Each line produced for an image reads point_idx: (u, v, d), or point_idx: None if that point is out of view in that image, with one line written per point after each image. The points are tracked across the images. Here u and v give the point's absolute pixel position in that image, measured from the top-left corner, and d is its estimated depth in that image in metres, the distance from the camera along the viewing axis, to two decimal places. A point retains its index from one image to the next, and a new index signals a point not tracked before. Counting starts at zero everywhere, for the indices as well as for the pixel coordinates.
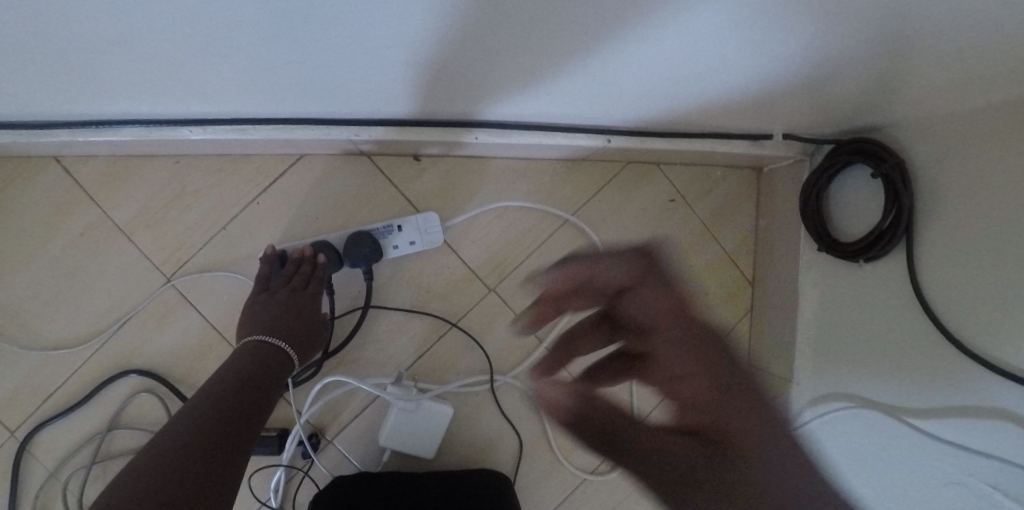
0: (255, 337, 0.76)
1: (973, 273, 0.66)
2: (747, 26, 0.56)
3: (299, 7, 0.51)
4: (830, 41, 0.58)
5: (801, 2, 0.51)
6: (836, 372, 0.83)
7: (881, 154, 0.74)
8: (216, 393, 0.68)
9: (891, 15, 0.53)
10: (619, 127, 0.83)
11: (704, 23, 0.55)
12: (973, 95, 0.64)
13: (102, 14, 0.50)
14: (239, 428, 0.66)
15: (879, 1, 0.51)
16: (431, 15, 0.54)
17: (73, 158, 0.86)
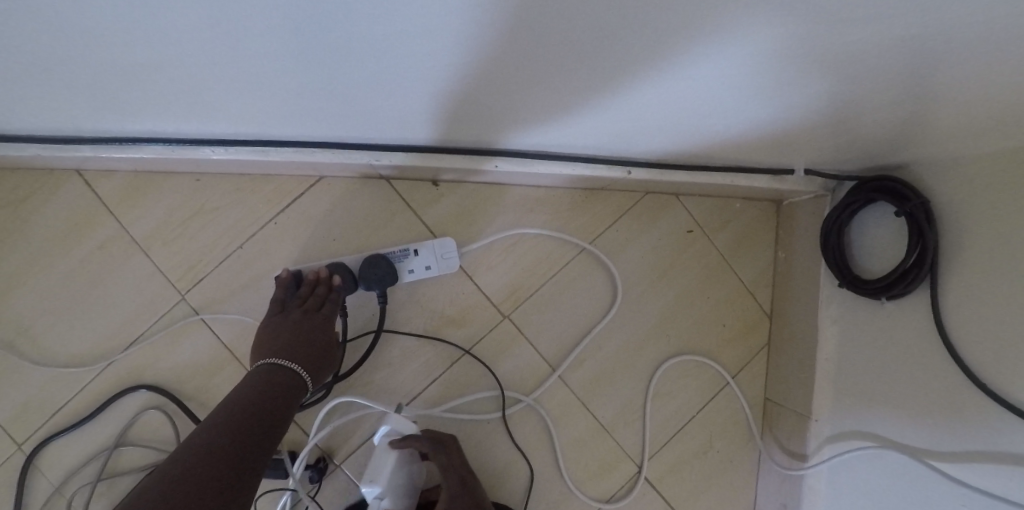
0: (269, 359, 0.74)
1: (1001, 316, 0.65)
2: (770, 68, 0.56)
3: (326, 35, 0.52)
4: (854, 82, 0.58)
5: (824, 45, 0.52)
6: (855, 410, 0.81)
7: (904, 193, 0.73)
8: (234, 406, 0.67)
9: (914, 58, 0.53)
10: (639, 159, 0.83)
11: (728, 60, 0.55)
12: (998, 137, 0.64)
13: (134, 36, 0.51)
14: (257, 437, 0.65)
15: (901, 47, 0.51)
16: (456, 46, 0.54)
17: (95, 172, 0.87)
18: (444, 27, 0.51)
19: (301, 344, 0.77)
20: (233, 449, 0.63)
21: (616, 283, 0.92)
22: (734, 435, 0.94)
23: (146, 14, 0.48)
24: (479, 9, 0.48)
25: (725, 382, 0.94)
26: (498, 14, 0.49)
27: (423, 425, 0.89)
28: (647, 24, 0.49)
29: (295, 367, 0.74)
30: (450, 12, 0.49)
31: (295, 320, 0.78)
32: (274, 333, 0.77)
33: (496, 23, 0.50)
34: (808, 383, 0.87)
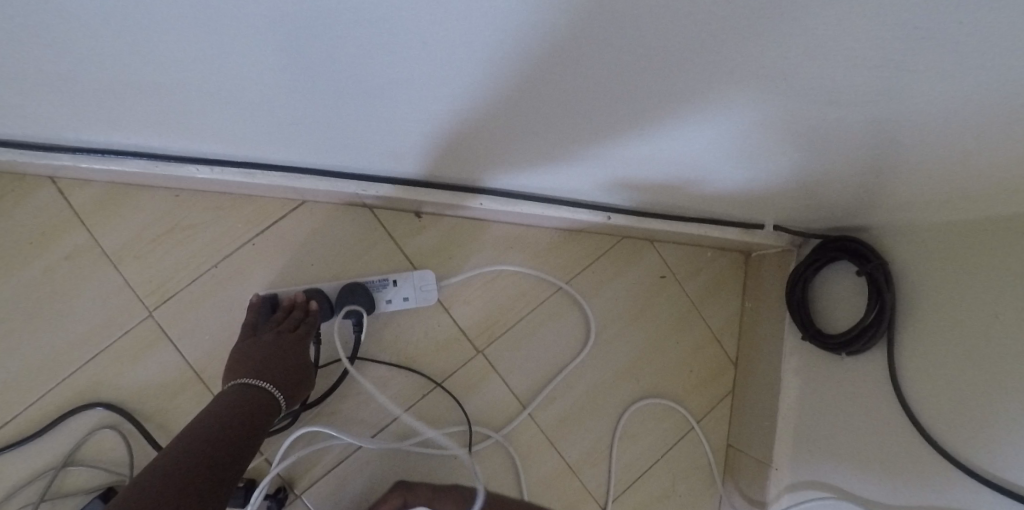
0: (242, 380, 0.72)
1: (952, 377, 0.69)
2: (750, 133, 0.60)
3: (329, 73, 0.53)
4: (825, 152, 0.62)
5: (801, 118, 0.55)
6: (814, 460, 0.84)
7: (866, 254, 0.77)
8: (222, 410, 0.67)
9: (879, 138, 0.57)
10: (620, 206, 0.86)
11: (716, 124, 0.58)
12: (950, 210, 0.69)
13: (133, 62, 0.51)
14: (244, 443, 0.65)
15: (867, 127, 0.55)
16: (461, 91, 0.56)
17: (69, 181, 0.85)
18: (452, 74, 0.53)
19: (274, 365, 0.75)
20: (222, 450, 0.62)
21: (590, 323, 0.94)
22: (696, 480, 0.96)
23: (147, 43, 0.48)
24: (489, 62, 0.50)
25: (690, 426, 0.96)
26: (507, 69, 0.51)
27: (389, 458, 0.88)
28: (646, 87, 0.52)
29: (268, 387, 0.72)
30: (460, 62, 0.51)
31: (268, 344, 0.77)
32: (246, 356, 0.75)
33: (503, 76, 0.53)
34: (770, 431, 0.90)
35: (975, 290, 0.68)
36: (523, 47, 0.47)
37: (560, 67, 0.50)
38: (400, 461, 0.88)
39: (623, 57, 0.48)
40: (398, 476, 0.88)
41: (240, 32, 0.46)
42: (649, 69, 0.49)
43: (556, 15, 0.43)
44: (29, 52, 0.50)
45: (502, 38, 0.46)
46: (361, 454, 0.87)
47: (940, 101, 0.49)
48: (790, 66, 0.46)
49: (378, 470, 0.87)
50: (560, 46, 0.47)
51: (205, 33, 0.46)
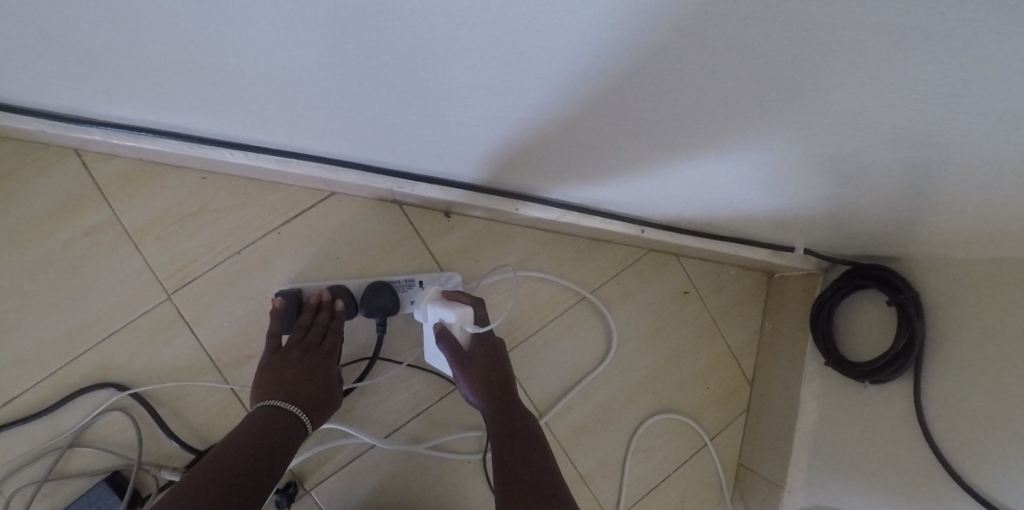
0: (268, 402, 0.70)
1: (977, 413, 0.69)
2: (802, 162, 0.60)
3: (389, 74, 0.52)
4: (872, 187, 0.62)
5: (858, 153, 0.55)
6: (829, 485, 0.84)
7: (897, 285, 0.77)
8: (249, 424, 0.68)
9: (930, 177, 0.57)
10: (652, 221, 0.85)
11: (771, 150, 0.58)
12: (987, 250, 0.69)
13: (195, 47, 0.50)
14: (272, 440, 0.67)
15: (922, 167, 0.55)
16: (518, 102, 0.55)
17: (94, 154, 0.83)
18: (515, 86, 0.52)
19: (301, 383, 0.73)
20: (249, 450, 0.64)
21: (611, 335, 0.93)
22: (705, 497, 0.96)
23: (213, 33, 0.47)
24: (559, 79, 0.50)
25: (703, 443, 0.96)
26: (571, 84, 0.50)
27: (401, 459, 0.86)
28: (710, 113, 0.52)
29: (294, 408, 0.71)
30: (525, 75, 0.50)
31: (298, 359, 0.75)
32: (276, 369, 0.74)
33: (565, 91, 0.52)
34: (784, 454, 0.90)
35: (1008, 328, 0.68)
36: (593, 65, 0.47)
37: (627, 86, 0.49)
38: (412, 463, 0.87)
39: (694, 86, 0.47)
40: (409, 477, 0.86)
41: (308, 27, 0.45)
42: (720, 98, 0.49)
43: (636, 38, 0.42)
44: (84, 27, 0.48)
45: (575, 56, 0.46)
46: (373, 454, 0.86)
47: (1006, 149, 0.49)
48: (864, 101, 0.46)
49: (390, 470, 0.86)
50: (632, 67, 0.46)
51: (270, 26, 0.45)
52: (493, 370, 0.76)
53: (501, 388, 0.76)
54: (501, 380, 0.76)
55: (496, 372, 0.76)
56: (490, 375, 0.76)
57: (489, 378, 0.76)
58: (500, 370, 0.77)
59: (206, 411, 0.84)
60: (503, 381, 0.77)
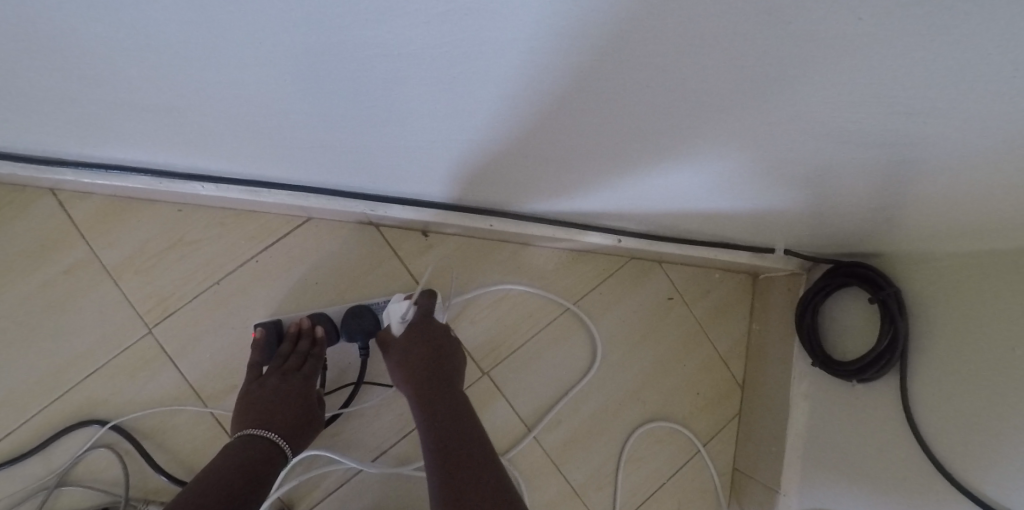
0: (248, 430, 0.71)
1: (964, 406, 0.68)
2: (764, 164, 0.60)
3: (345, 97, 0.52)
4: (837, 185, 0.62)
5: (818, 152, 0.55)
6: (823, 487, 0.83)
7: (878, 281, 0.76)
8: (230, 449, 0.69)
9: (893, 172, 0.57)
10: (629, 229, 0.85)
11: (731, 154, 0.58)
12: (964, 242, 0.68)
13: (150, 82, 0.50)
14: (255, 463, 0.67)
15: (883, 162, 0.55)
16: (476, 117, 0.55)
17: (70, 193, 0.83)
18: (469, 101, 0.52)
19: (279, 409, 0.73)
20: (233, 472, 0.65)
21: (597, 346, 0.92)
22: (701, 504, 0.95)
23: (164, 67, 0.47)
24: (511, 91, 0.50)
25: (696, 449, 0.95)
26: (524, 97, 0.50)
27: (390, 482, 0.86)
28: (666, 118, 0.51)
29: (273, 434, 0.71)
30: (478, 89, 0.50)
31: (276, 385, 0.75)
32: (254, 399, 0.74)
33: (520, 103, 0.52)
34: (777, 457, 0.89)
35: (989, 319, 0.67)
36: (542, 77, 0.47)
37: (579, 96, 0.49)
38: (401, 485, 0.86)
39: (646, 92, 0.47)
40: (399, 500, 0.86)
41: (255, 55, 0.45)
42: (671, 103, 0.49)
43: (579, 48, 0.42)
44: (37, 68, 0.49)
45: (522, 68, 0.46)
46: (362, 478, 0.85)
47: (962, 139, 0.48)
48: (814, 100, 0.46)
49: (380, 493, 0.85)
50: (581, 76, 0.46)
51: (217, 57, 0.45)
52: (434, 362, 0.76)
53: (441, 378, 0.75)
54: (444, 371, 0.76)
55: (438, 363, 0.76)
56: (431, 366, 0.75)
57: (429, 369, 0.75)
58: (442, 361, 0.76)
59: (192, 443, 0.83)
60: (444, 372, 0.76)
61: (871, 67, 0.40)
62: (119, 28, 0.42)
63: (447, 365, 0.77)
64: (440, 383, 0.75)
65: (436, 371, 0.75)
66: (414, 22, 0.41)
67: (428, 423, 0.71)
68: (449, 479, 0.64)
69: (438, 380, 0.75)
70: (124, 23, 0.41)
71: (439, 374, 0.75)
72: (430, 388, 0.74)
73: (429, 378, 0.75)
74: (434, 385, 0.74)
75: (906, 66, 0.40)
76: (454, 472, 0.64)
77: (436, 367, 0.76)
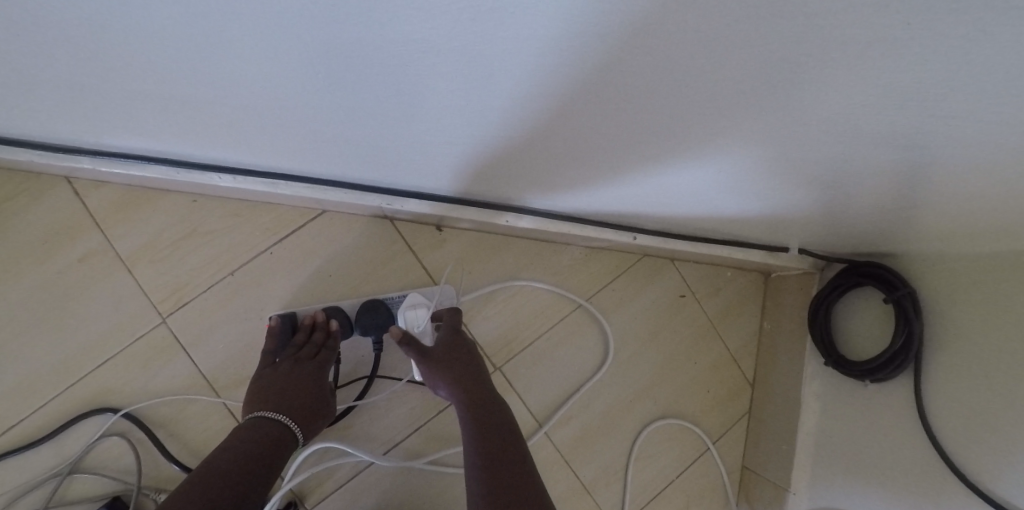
0: (259, 412, 0.71)
1: (979, 408, 0.68)
2: (784, 165, 0.60)
3: (369, 92, 0.52)
4: (852, 186, 0.62)
5: (840, 153, 0.55)
6: (833, 488, 0.83)
7: (893, 282, 0.76)
8: (241, 432, 0.69)
9: (913, 174, 0.57)
10: (644, 226, 0.85)
11: (754, 154, 0.58)
12: (983, 244, 0.68)
13: (176, 74, 0.50)
14: (266, 447, 0.68)
15: (904, 164, 0.55)
16: (500, 112, 0.55)
17: (85, 182, 0.83)
18: (489, 96, 0.52)
19: (290, 393, 0.73)
20: (245, 455, 0.65)
21: (609, 342, 0.93)
22: (710, 501, 0.95)
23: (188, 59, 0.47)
24: (541, 88, 0.49)
25: (705, 447, 0.95)
26: (550, 94, 0.50)
27: (401, 475, 0.86)
28: (691, 116, 0.51)
29: (284, 418, 0.71)
30: (506, 86, 0.50)
31: (287, 371, 0.75)
32: (266, 385, 0.74)
33: (542, 99, 0.51)
34: (787, 456, 0.89)
35: (1005, 322, 0.67)
36: (571, 74, 0.46)
37: (603, 92, 0.49)
38: (413, 478, 0.86)
39: (674, 90, 0.47)
40: (410, 493, 0.86)
41: (283, 50, 0.45)
42: (698, 102, 0.49)
43: (606, 44, 0.42)
44: (64, 58, 0.48)
45: (551, 66, 0.46)
46: (373, 470, 0.85)
47: (988, 141, 0.48)
48: (843, 102, 0.46)
49: (392, 486, 0.86)
50: (606, 74, 0.46)
51: (244, 50, 0.45)
52: (471, 366, 0.76)
53: (479, 382, 0.75)
54: (480, 375, 0.76)
55: (474, 368, 0.77)
56: (469, 369, 0.76)
57: (467, 372, 0.76)
58: (478, 365, 0.77)
59: (204, 434, 0.84)
60: (480, 375, 0.76)
61: (904, 69, 0.40)
62: (147, 20, 0.41)
63: (481, 369, 0.77)
64: (475, 386, 0.75)
65: (473, 374, 0.76)
66: (444, 18, 0.41)
67: (469, 425, 0.71)
68: (490, 481, 0.64)
69: (475, 383, 0.75)
70: (150, 14, 0.41)
71: (477, 378, 0.76)
72: (468, 390, 0.74)
73: (467, 380, 0.75)
74: (470, 387, 0.74)
75: (940, 67, 0.39)
76: (495, 475, 0.64)
77: (473, 371, 0.76)
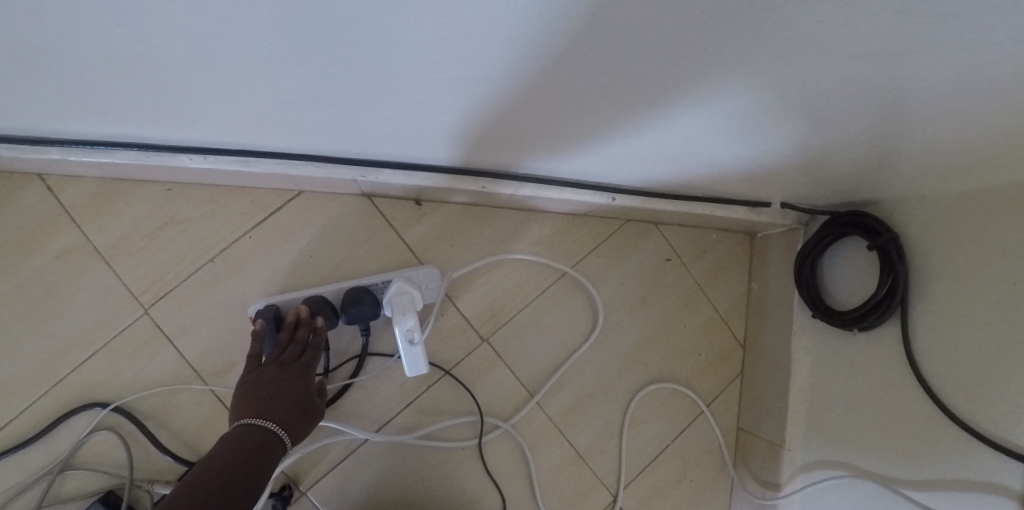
0: (247, 417, 0.67)
1: (968, 347, 0.67)
2: (756, 117, 0.59)
3: (336, 63, 0.51)
4: (823, 133, 0.62)
5: (813, 100, 0.54)
6: (828, 441, 0.82)
7: (876, 227, 0.75)
8: (230, 437, 0.64)
9: (891, 116, 0.56)
10: (624, 186, 0.83)
11: (729, 107, 0.57)
12: (964, 180, 0.67)
13: (139, 55, 0.49)
14: (259, 450, 0.64)
15: (878, 106, 0.55)
16: (471, 79, 0.54)
17: (58, 177, 0.82)
18: (463, 62, 0.51)
19: (279, 398, 0.70)
20: (237, 458, 0.61)
21: (597, 309, 0.92)
22: (707, 464, 0.95)
23: (149, 34, 0.46)
24: (514, 47, 0.48)
25: (700, 410, 0.95)
26: (520, 55, 0.50)
27: (395, 452, 0.85)
28: (661, 69, 0.51)
29: (274, 421, 0.67)
30: (475, 48, 0.49)
31: (273, 375, 0.72)
32: (252, 387, 0.70)
33: (516, 62, 0.51)
34: (782, 413, 0.88)
35: (990, 257, 0.66)
36: (542, 30, 0.46)
37: (574, 52, 0.49)
38: (407, 455, 0.86)
39: (642, 40, 0.46)
40: (405, 469, 0.85)
41: (248, 18, 0.44)
42: (666, 53, 0.48)
43: None
44: (22, 43, 0.48)
45: (518, 23, 0.45)
46: (367, 449, 0.85)
47: (964, 71, 0.48)
48: (811, 41, 0.45)
49: (386, 464, 0.85)
50: (574, 27, 0.45)
51: (207, 20, 0.44)
52: None
53: None
54: None
55: None
56: None
57: None
58: None
59: (195, 422, 0.83)
60: None
61: None
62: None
63: None
64: None
65: None
66: None
67: None
68: None
69: None
70: None
71: None
72: None
73: None
74: None
75: None
76: None
77: None
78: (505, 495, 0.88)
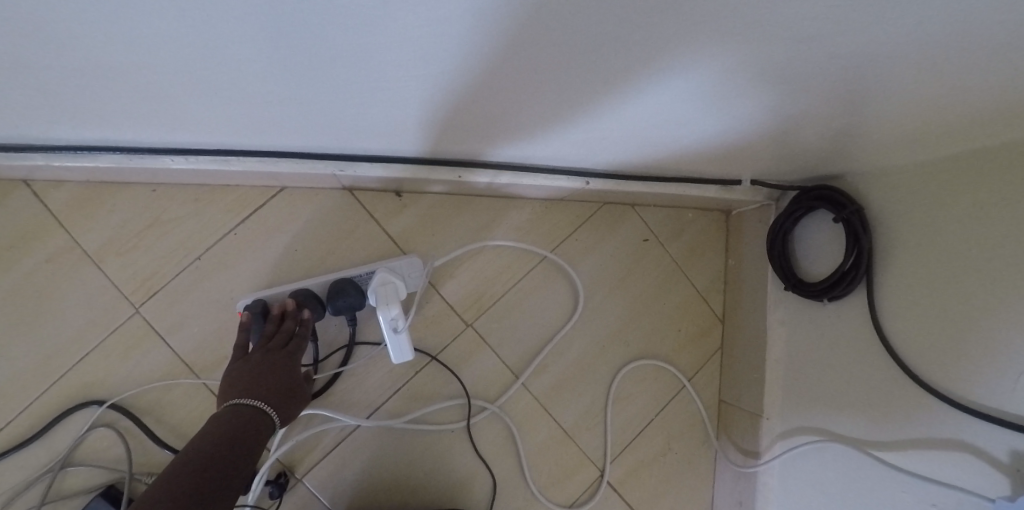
0: (236, 398, 0.69)
1: (929, 312, 0.70)
2: (716, 96, 0.61)
3: (304, 59, 0.53)
4: (782, 110, 0.64)
5: (768, 76, 0.56)
6: (803, 408, 0.85)
7: (842, 201, 0.78)
8: (219, 418, 0.66)
9: (845, 89, 0.58)
10: (597, 170, 0.85)
11: (688, 87, 0.59)
12: (922, 151, 0.70)
13: (111, 59, 0.51)
14: (248, 430, 0.66)
15: (831, 80, 0.57)
16: (436, 69, 0.56)
17: (44, 182, 0.84)
18: (427, 52, 0.53)
19: (266, 381, 0.72)
20: (226, 439, 0.64)
21: (578, 291, 0.95)
22: (690, 437, 0.98)
23: (119, 39, 0.48)
24: (473, 35, 0.50)
25: (682, 384, 0.98)
26: (481, 43, 0.51)
27: (386, 436, 0.88)
28: (618, 51, 0.53)
29: (262, 402, 0.69)
30: (436, 38, 0.51)
31: (261, 360, 0.74)
32: (239, 374, 0.72)
33: (479, 50, 0.53)
34: (760, 384, 0.91)
35: (948, 226, 0.69)
36: (498, 17, 0.48)
37: (534, 37, 0.50)
38: (398, 439, 0.88)
39: (596, 23, 0.48)
40: (397, 453, 0.88)
41: (215, 17, 0.46)
42: (621, 35, 0.50)
43: None
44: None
45: (474, 10, 0.47)
46: (358, 435, 0.87)
47: (909, 43, 0.50)
48: (757, 18, 0.47)
49: (378, 448, 0.88)
50: (530, 12, 0.47)
51: (176, 21, 0.46)
52: None
53: None
54: None
55: None
56: None
57: None
58: None
59: (190, 415, 0.86)
60: None
61: None
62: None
63: None
64: None
65: None
66: None
67: None
68: None
69: None
70: None
71: None
72: None
73: None
74: None
75: None
76: None
77: None
78: (495, 474, 0.91)
